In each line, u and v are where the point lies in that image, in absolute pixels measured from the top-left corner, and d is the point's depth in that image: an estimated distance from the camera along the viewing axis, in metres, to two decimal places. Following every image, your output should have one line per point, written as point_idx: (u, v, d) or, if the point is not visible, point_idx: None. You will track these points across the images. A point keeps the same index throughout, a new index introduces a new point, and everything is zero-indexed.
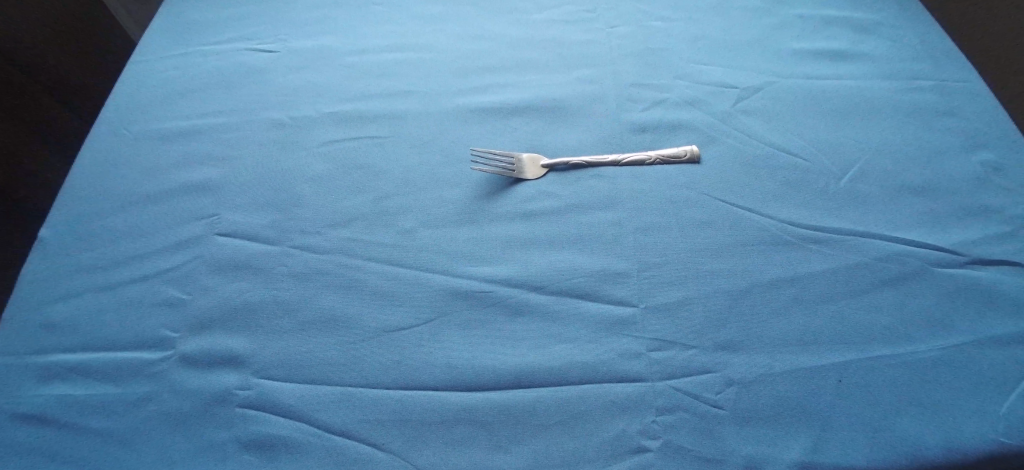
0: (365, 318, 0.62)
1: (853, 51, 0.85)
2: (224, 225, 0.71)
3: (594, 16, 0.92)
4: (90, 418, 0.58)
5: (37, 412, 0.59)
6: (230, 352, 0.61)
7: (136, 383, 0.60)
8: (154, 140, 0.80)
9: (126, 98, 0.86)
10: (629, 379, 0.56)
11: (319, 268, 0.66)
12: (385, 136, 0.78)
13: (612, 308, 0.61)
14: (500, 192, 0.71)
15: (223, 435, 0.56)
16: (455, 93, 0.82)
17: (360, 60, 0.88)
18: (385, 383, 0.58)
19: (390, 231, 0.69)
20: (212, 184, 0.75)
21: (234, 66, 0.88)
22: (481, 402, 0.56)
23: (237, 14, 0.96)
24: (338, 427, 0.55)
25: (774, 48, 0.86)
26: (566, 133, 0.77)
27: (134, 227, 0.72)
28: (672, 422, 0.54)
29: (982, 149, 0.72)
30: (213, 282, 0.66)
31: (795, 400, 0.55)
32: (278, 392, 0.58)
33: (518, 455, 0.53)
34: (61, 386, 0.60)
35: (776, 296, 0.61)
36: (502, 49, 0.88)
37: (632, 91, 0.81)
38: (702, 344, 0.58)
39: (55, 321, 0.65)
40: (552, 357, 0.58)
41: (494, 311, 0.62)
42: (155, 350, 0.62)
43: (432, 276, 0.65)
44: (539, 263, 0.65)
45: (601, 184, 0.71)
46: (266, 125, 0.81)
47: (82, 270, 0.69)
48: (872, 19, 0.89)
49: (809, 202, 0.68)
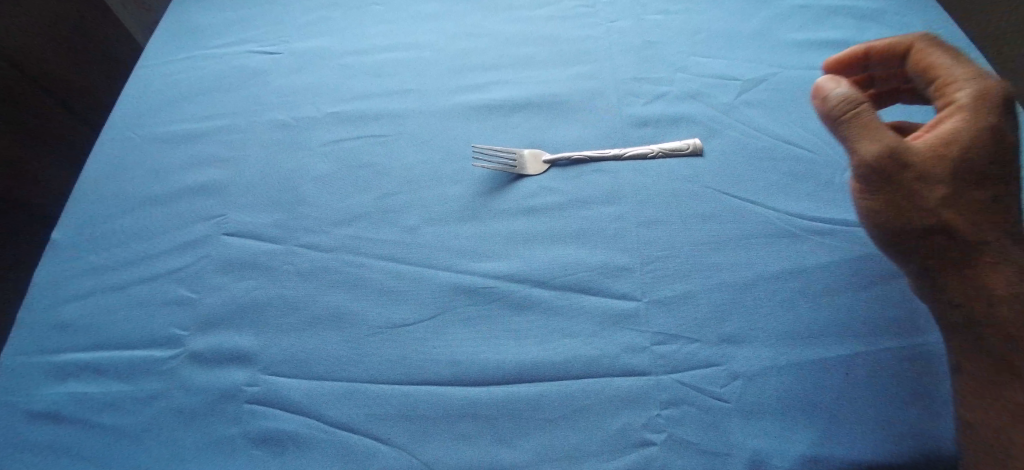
0: (370, 315, 0.63)
1: (856, 40, 0.84)
2: (231, 225, 0.72)
3: (593, 11, 0.90)
4: (105, 415, 0.60)
5: (54, 410, 0.61)
6: (238, 350, 0.62)
7: (148, 380, 0.61)
8: (159, 144, 0.81)
9: (132, 102, 0.87)
10: (633, 373, 0.57)
11: (324, 266, 0.67)
12: (388, 134, 0.78)
13: (616, 302, 0.61)
14: (502, 188, 0.71)
15: (234, 430, 0.58)
16: (455, 91, 0.83)
17: (360, 59, 0.88)
18: (389, 379, 0.59)
19: (394, 228, 0.69)
20: (217, 185, 0.76)
21: (236, 68, 0.89)
22: (486, 397, 0.57)
23: (238, 16, 0.97)
24: (345, 422, 0.57)
25: (777, 40, 0.85)
26: (568, 129, 0.77)
27: (143, 228, 0.73)
28: (676, 416, 0.54)
29: None
30: (221, 281, 0.67)
31: (801, 394, 0.55)
32: (286, 388, 0.59)
33: (523, 448, 0.55)
34: (75, 385, 0.62)
35: (780, 289, 0.61)
36: (501, 45, 0.87)
37: (633, 86, 0.80)
38: (706, 337, 0.58)
39: (67, 322, 0.66)
40: (556, 352, 0.59)
41: (498, 306, 0.62)
42: (164, 349, 0.63)
43: (435, 272, 0.65)
44: (542, 258, 0.65)
45: (603, 179, 0.71)
46: (269, 126, 0.81)
47: (94, 270, 0.70)
48: (879, 7, 0.88)
49: (816, 193, 0.68)
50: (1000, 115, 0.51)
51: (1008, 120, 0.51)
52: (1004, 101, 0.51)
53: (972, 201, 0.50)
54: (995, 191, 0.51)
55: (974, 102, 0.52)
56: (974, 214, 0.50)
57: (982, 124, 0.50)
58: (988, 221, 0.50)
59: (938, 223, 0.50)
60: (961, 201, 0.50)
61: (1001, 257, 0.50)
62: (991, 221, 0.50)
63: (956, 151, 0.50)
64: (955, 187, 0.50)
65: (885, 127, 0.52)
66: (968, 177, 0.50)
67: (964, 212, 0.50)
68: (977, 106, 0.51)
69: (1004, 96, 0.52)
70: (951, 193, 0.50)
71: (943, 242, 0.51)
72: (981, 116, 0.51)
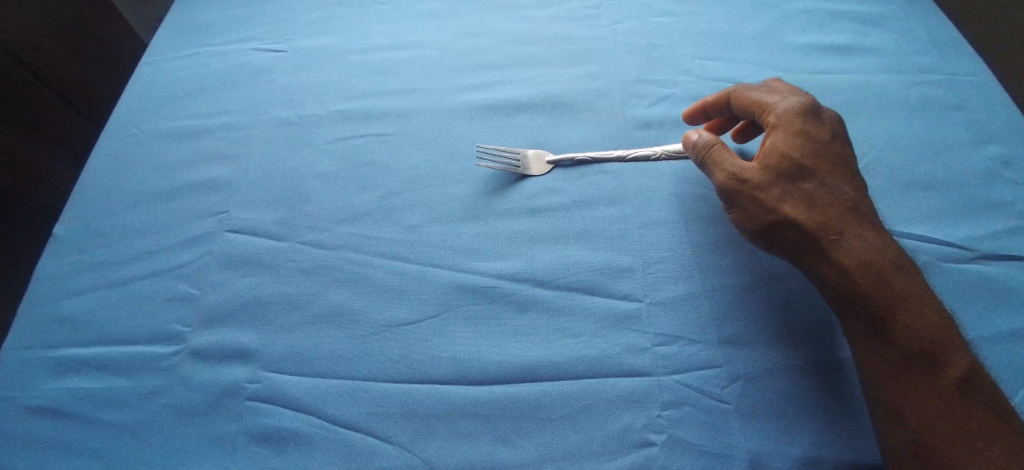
0: (372, 312, 0.63)
1: (858, 45, 0.84)
2: (233, 221, 0.72)
3: (597, 12, 0.90)
4: (106, 410, 0.60)
5: (56, 405, 0.61)
6: (239, 346, 0.62)
7: (149, 376, 0.61)
8: (161, 140, 0.81)
9: (135, 98, 0.87)
10: (634, 374, 0.57)
11: (327, 264, 0.67)
12: (391, 133, 0.78)
13: (618, 302, 0.61)
14: (505, 188, 0.72)
15: (235, 427, 0.58)
16: (458, 90, 0.83)
17: (364, 58, 0.88)
18: (391, 377, 0.59)
19: (398, 226, 0.69)
20: (220, 182, 0.76)
21: (240, 66, 0.89)
22: (487, 396, 0.57)
23: (241, 13, 0.96)
24: (347, 420, 0.57)
25: (780, 44, 0.85)
26: (571, 130, 0.77)
27: (145, 224, 0.73)
28: (676, 416, 0.55)
29: (989, 143, 0.72)
30: (223, 278, 0.67)
31: (799, 396, 0.56)
32: (288, 385, 0.59)
33: (524, 448, 0.55)
34: (76, 380, 0.62)
35: (778, 292, 0.61)
36: (505, 45, 0.87)
37: (637, 87, 0.81)
38: (706, 338, 0.59)
39: (69, 317, 0.66)
40: (558, 352, 0.59)
41: (500, 306, 0.62)
42: (164, 345, 0.63)
43: (437, 271, 0.65)
44: (545, 258, 0.65)
45: (605, 180, 0.71)
46: (272, 123, 0.81)
47: (95, 266, 0.70)
48: (882, 12, 0.88)
49: None
50: (804, 121, 0.62)
51: (813, 124, 0.63)
52: (809, 110, 0.63)
53: (807, 193, 0.60)
54: (820, 185, 0.60)
55: (784, 117, 0.63)
56: (812, 203, 0.59)
57: (791, 131, 0.62)
58: (825, 206, 0.59)
59: (783, 220, 0.59)
60: (797, 196, 0.60)
61: (842, 233, 0.58)
62: (827, 208, 0.59)
63: (780, 160, 0.61)
64: (787, 187, 0.60)
65: (728, 156, 0.62)
66: (796, 173, 0.60)
67: (799, 208, 0.59)
68: (786, 121, 0.62)
69: (808, 105, 0.64)
70: (785, 193, 0.60)
71: (792, 235, 0.59)
72: (790, 126, 0.62)
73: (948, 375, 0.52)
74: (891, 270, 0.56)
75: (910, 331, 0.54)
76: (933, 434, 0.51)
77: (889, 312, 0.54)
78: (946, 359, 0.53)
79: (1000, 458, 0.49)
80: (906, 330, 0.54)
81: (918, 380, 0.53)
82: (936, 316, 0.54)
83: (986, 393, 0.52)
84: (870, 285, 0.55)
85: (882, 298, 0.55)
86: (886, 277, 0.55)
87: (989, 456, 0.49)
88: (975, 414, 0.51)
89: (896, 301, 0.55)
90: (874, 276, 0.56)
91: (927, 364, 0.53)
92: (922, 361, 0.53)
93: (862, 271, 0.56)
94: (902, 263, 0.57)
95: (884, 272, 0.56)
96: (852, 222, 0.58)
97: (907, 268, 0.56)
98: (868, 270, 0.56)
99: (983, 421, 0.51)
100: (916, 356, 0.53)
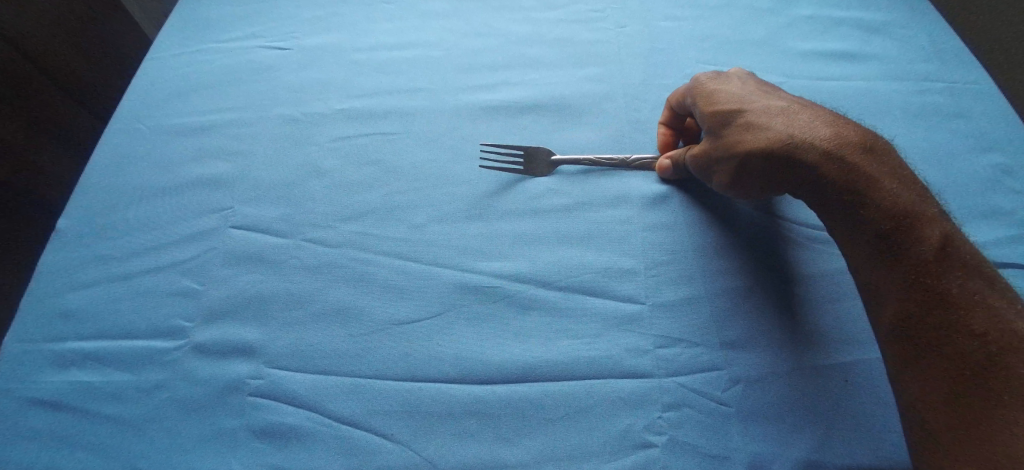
0: (375, 310, 0.63)
1: (861, 51, 0.84)
2: (237, 218, 0.72)
3: (603, 15, 0.91)
4: (107, 404, 0.60)
5: (57, 398, 0.61)
6: (242, 342, 0.62)
7: (151, 370, 0.62)
8: (167, 135, 0.82)
9: (141, 92, 0.87)
10: (636, 376, 0.57)
11: (330, 262, 0.67)
12: (396, 132, 0.79)
13: (619, 305, 0.62)
14: (508, 189, 0.72)
15: (235, 422, 0.58)
16: (463, 90, 0.83)
17: (369, 57, 0.88)
18: (394, 376, 0.59)
19: (401, 225, 0.69)
20: (224, 178, 0.76)
21: (245, 63, 0.89)
22: (489, 396, 0.57)
23: (246, 10, 0.96)
24: (349, 417, 0.57)
25: (784, 49, 0.86)
26: (574, 132, 0.77)
27: (149, 219, 0.73)
28: (677, 419, 0.55)
29: (990, 152, 0.73)
30: (226, 274, 0.67)
31: (798, 398, 0.56)
32: (290, 382, 0.60)
33: (525, 448, 0.55)
34: (77, 373, 0.62)
35: (774, 292, 0.62)
36: (510, 47, 0.88)
37: (641, 90, 0.81)
38: (707, 342, 0.59)
39: (72, 310, 0.66)
40: (561, 352, 0.59)
41: (503, 306, 0.62)
42: (167, 340, 0.63)
43: (440, 271, 0.65)
44: (547, 259, 0.65)
45: (609, 183, 0.72)
46: (277, 121, 0.82)
47: (98, 260, 0.70)
48: (885, 20, 0.88)
49: None
50: (715, 82, 0.68)
51: (719, 82, 0.68)
52: (716, 75, 0.70)
53: (749, 120, 0.62)
54: (762, 110, 0.63)
55: (698, 85, 0.68)
56: (759, 124, 0.61)
57: (706, 94, 0.67)
58: (770, 123, 0.61)
59: (749, 154, 0.60)
60: (744, 127, 0.62)
61: (794, 136, 0.59)
62: (778, 123, 0.61)
63: (718, 114, 0.64)
64: (735, 126, 0.63)
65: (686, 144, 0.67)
66: (733, 112, 0.63)
67: (757, 135, 0.61)
68: (698, 90, 0.68)
69: (710, 74, 0.70)
70: (736, 130, 0.62)
71: (762, 165, 0.61)
72: (704, 89, 0.67)
73: (927, 248, 0.55)
74: (851, 153, 0.58)
75: (881, 209, 0.56)
76: (921, 310, 0.54)
77: (860, 203, 0.57)
78: (922, 232, 0.55)
79: (986, 323, 0.51)
80: (879, 209, 0.56)
81: (899, 257, 0.55)
82: (904, 192, 0.57)
83: (964, 259, 0.54)
84: (838, 180, 0.58)
85: (850, 189, 0.57)
86: (849, 163, 0.58)
87: (973, 322, 0.52)
88: (959, 279, 0.53)
89: (862, 188, 0.57)
90: (838, 168, 0.58)
91: (905, 238, 0.55)
92: (899, 239, 0.55)
93: (828, 165, 0.58)
94: (859, 144, 0.59)
95: (847, 157, 0.58)
96: (802, 125, 0.60)
97: (868, 149, 0.59)
98: (831, 162, 0.58)
99: (966, 284, 0.53)
100: (893, 233, 0.56)
